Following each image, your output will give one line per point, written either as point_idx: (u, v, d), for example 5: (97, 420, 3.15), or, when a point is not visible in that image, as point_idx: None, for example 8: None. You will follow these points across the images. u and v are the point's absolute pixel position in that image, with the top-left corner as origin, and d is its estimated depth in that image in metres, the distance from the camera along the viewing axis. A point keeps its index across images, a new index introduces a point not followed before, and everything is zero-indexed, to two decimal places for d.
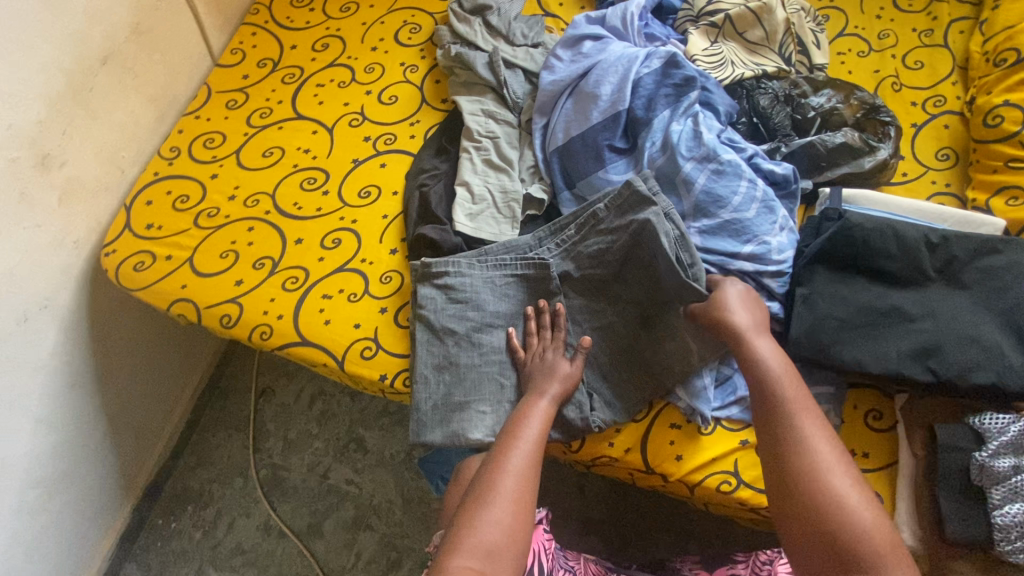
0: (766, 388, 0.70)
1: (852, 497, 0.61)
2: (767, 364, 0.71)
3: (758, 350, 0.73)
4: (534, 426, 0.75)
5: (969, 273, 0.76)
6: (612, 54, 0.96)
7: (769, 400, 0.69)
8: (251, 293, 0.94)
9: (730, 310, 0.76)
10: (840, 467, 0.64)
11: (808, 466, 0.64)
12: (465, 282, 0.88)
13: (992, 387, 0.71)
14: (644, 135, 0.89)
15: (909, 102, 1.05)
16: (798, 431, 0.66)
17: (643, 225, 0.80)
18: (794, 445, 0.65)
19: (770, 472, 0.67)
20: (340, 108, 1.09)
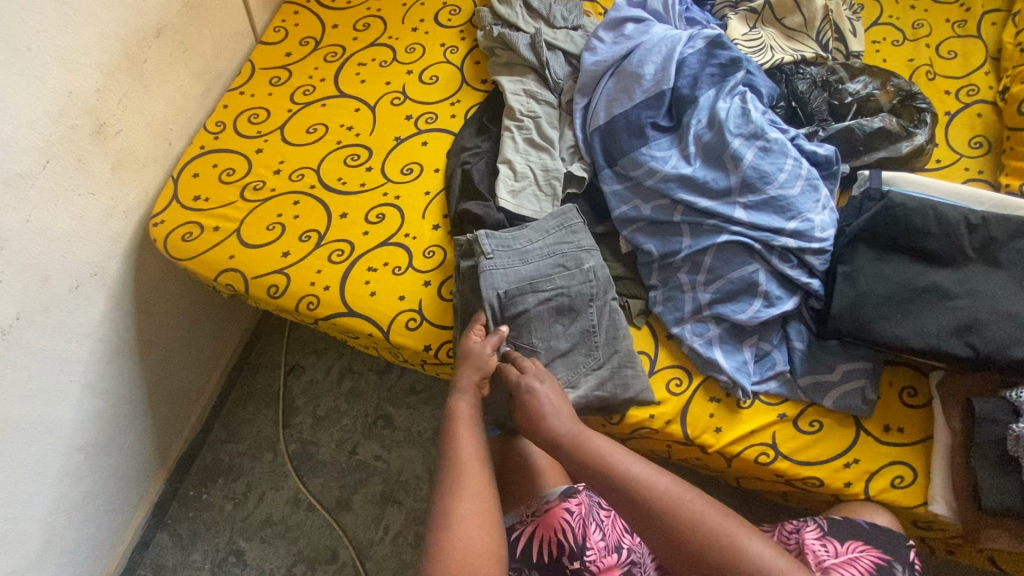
0: (613, 484, 0.69)
1: (739, 546, 0.63)
2: (603, 453, 0.71)
3: (582, 441, 0.72)
4: (462, 435, 0.76)
5: (1008, 253, 0.78)
6: (655, 36, 0.98)
7: (624, 488, 0.68)
8: (297, 265, 0.96)
9: (537, 415, 0.76)
10: (719, 520, 0.65)
11: (694, 540, 0.64)
12: (491, 263, 0.88)
13: None
14: (690, 112, 0.91)
15: (942, 90, 1.07)
16: (667, 509, 0.66)
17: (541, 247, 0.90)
18: (675, 526, 0.65)
19: (669, 552, 0.65)
20: (382, 87, 1.11)
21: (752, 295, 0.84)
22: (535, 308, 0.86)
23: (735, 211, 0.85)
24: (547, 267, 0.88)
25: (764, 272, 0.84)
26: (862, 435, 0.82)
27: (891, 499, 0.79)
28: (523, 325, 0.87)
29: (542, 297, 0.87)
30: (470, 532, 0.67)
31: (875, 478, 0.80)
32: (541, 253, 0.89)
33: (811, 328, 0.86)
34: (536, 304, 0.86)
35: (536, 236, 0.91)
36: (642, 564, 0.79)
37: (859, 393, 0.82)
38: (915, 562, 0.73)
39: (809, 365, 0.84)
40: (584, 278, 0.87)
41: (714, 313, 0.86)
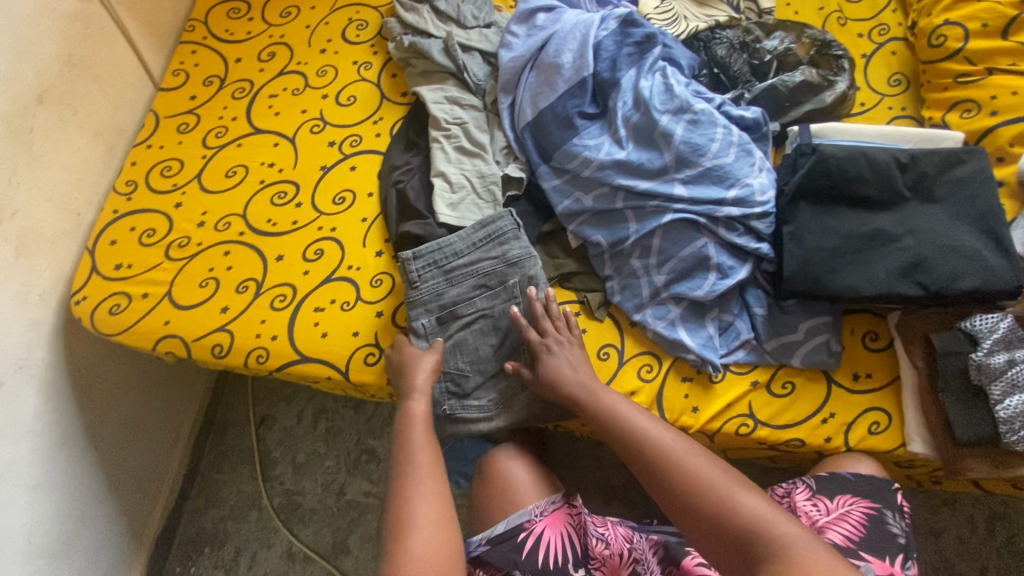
0: (621, 434, 0.74)
1: (731, 499, 0.63)
2: (614, 409, 0.76)
3: (596, 399, 0.77)
4: (417, 435, 0.77)
5: (941, 187, 0.80)
6: (567, 23, 0.95)
7: (632, 439, 0.72)
8: (239, 319, 0.91)
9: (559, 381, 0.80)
10: (718, 474, 0.66)
11: (689, 491, 0.66)
12: (419, 290, 0.88)
13: (978, 290, 0.73)
14: (614, 96, 0.89)
15: (855, 34, 1.08)
16: (664, 460, 0.69)
17: (472, 267, 0.88)
18: (672, 476, 0.67)
19: (660, 493, 0.68)
20: (298, 116, 1.06)
21: (705, 270, 0.84)
22: (458, 333, 0.88)
23: (674, 188, 0.83)
24: (471, 287, 0.88)
25: (712, 244, 0.84)
26: (834, 387, 0.82)
27: (869, 446, 0.80)
28: (451, 351, 0.87)
29: (465, 322, 0.88)
30: (428, 538, 0.66)
31: (853, 428, 0.80)
32: (466, 271, 0.88)
33: (768, 291, 0.85)
34: (462, 331, 0.88)
35: (463, 249, 0.89)
36: (645, 560, 0.75)
37: (824, 347, 0.82)
38: (902, 506, 0.75)
39: (771, 329, 0.84)
40: (507, 296, 0.87)
41: (672, 294, 0.85)
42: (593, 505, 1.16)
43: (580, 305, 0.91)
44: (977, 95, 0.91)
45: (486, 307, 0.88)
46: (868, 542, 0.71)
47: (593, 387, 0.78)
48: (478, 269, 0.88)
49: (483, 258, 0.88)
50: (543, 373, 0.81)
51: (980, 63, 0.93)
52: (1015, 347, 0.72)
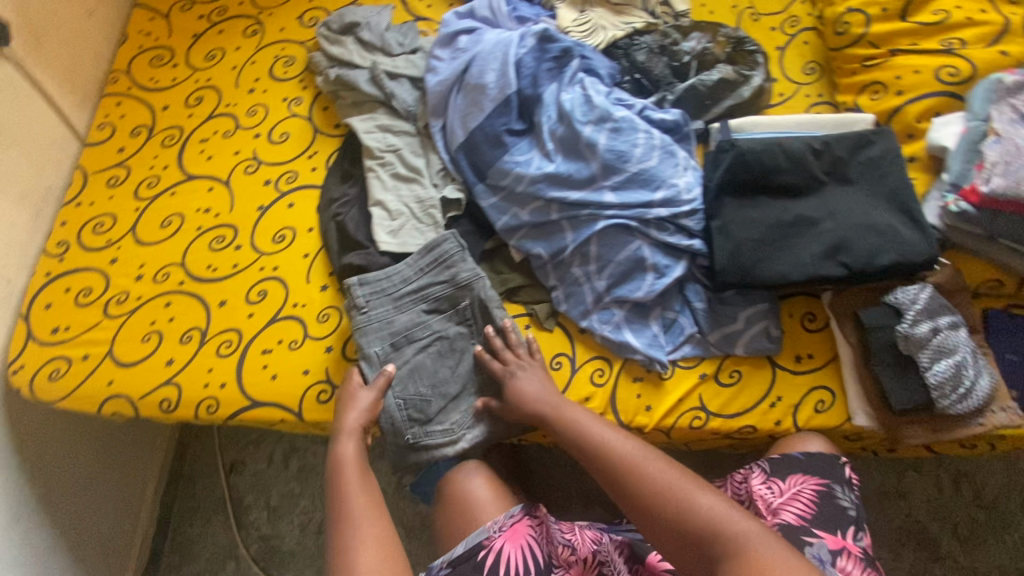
0: (582, 445, 0.74)
1: (692, 502, 0.64)
2: (579, 423, 0.76)
3: (559, 415, 0.78)
4: (353, 480, 0.77)
5: (855, 168, 0.83)
6: (487, 43, 0.97)
7: (597, 451, 0.73)
8: (186, 370, 0.90)
9: (523, 400, 0.81)
10: (676, 477, 0.67)
11: (649, 494, 0.67)
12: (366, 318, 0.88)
13: (897, 265, 0.76)
14: (538, 112, 0.91)
15: (769, 28, 1.12)
16: (627, 469, 0.70)
17: (422, 291, 0.89)
18: (634, 483, 0.68)
19: (623, 501, 0.69)
20: (231, 158, 1.05)
21: (643, 271, 0.86)
22: (413, 358, 0.88)
23: (604, 196, 0.86)
24: (423, 310, 0.89)
25: (647, 246, 0.86)
26: (778, 371, 0.84)
27: (817, 424, 0.82)
28: (407, 377, 0.87)
29: (420, 347, 0.88)
30: None
31: (800, 409, 0.83)
32: (415, 297, 0.89)
33: (706, 285, 0.87)
34: (417, 356, 0.88)
35: (410, 276, 0.89)
36: (612, 561, 0.77)
37: (764, 333, 0.85)
38: (849, 478, 0.79)
39: (713, 321, 0.86)
40: (460, 318, 0.89)
41: (615, 297, 0.87)
42: (572, 512, 1.17)
43: (529, 317, 0.92)
44: (883, 76, 0.93)
45: (439, 330, 0.89)
46: (820, 519, 0.75)
47: (552, 400, 0.79)
48: (427, 293, 0.89)
49: (432, 282, 0.89)
50: (507, 389, 0.82)
51: (883, 46, 0.95)
52: (938, 315, 0.75)
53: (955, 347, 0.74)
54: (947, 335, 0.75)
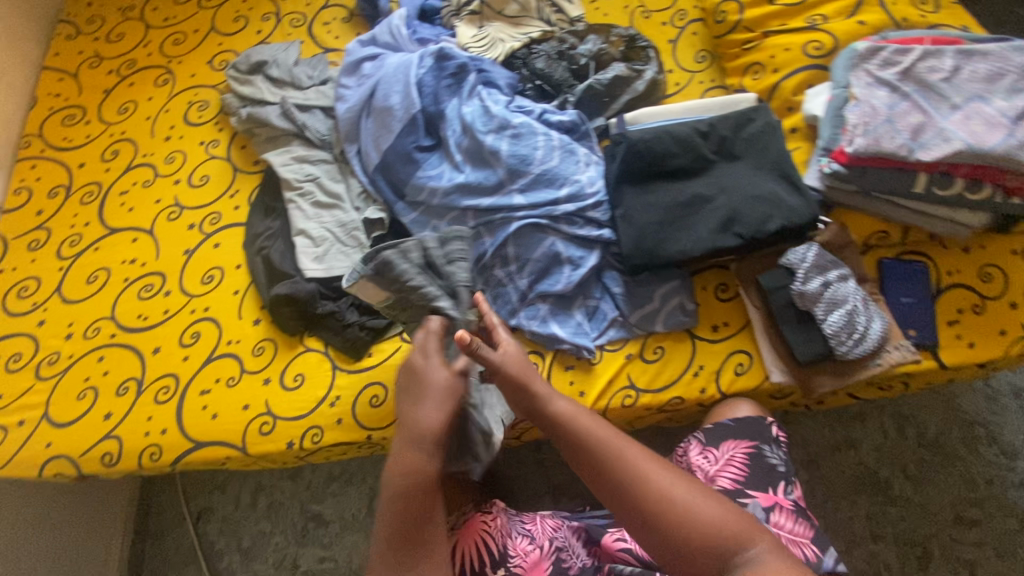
0: (590, 445, 0.67)
1: (717, 511, 0.61)
2: (584, 424, 0.68)
3: (558, 411, 0.70)
4: (423, 493, 0.66)
5: (740, 144, 0.89)
6: (389, 67, 1.01)
7: (600, 454, 0.66)
8: (125, 422, 0.91)
9: (521, 388, 0.71)
10: (688, 487, 0.63)
11: (660, 502, 0.62)
12: (410, 293, 0.81)
13: (784, 229, 0.82)
14: (443, 126, 0.96)
15: (660, 23, 1.19)
16: (637, 475, 0.64)
17: (394, 265, 0.79)
18: (644, 490, 0.63)
19: (626, 508, 0.64)
20: (152, 207, 1.06)
21: (560, 265, 0.91)
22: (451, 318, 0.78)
23: (513, 199, 0.90)
24: (354, 311, 0.94)
25: (560, 240, 0.90)
26: (698, 342, 0.89)
27: (739, 387, 0.87)
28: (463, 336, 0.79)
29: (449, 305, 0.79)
30: None
31: (722, 374, 0.87)
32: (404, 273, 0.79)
33: (621, 270, 0.92)
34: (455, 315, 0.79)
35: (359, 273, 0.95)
36: (570, 546, 0.83)
37: (680, 308, 0.90)
38: (777, 436, 0.83)
39: (632, 303, 0.91)
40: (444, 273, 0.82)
41: (538, 293, 0.91)
42: (542, 507, 1.19)
43: None
44: (760, 57, 1.00)
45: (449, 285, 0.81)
46: (751, 480, 0.79)
47: (556, 394, 0.71)
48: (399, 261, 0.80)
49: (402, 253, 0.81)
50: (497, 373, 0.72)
51: (757, 29, 1.02)
52: (827, 270, 0.81)
53: (845, 297, 0.80)
54: (836, 288, 0.80)
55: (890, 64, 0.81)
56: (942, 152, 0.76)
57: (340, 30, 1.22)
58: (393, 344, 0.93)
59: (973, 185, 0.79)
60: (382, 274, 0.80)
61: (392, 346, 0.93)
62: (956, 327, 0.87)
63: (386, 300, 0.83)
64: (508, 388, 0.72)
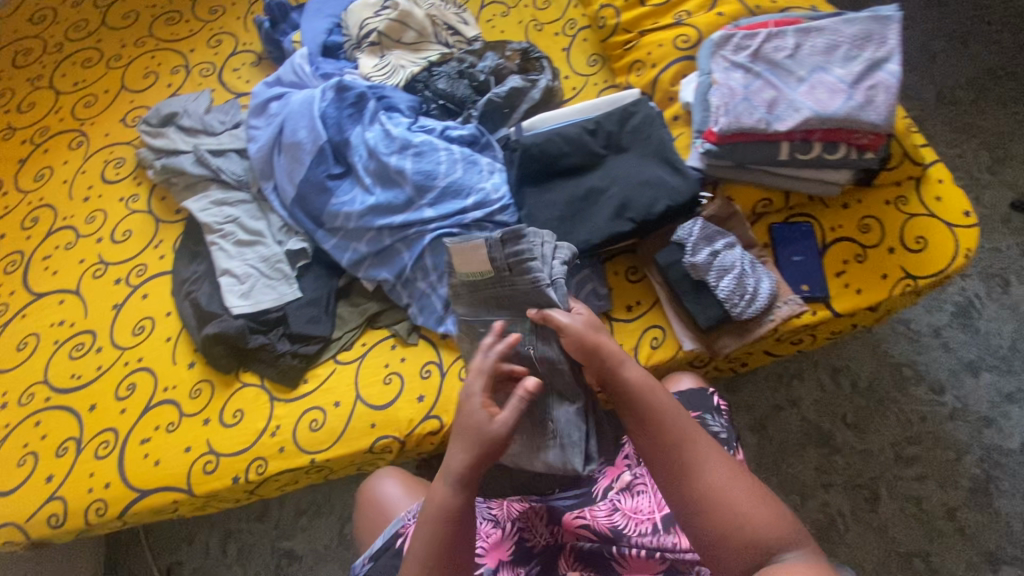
0: (660, 418, 0.66)
1: (765, 511, 0.60)
2: (657, 401, 0.67)
3: (629, 381, 0.69)
4: (443, 530, 0.63)
5: (626, 136, 0.96)
6: (294, 104, 1.05)
7: (665, 430, 0.65)
8: (67, 482, 0.92)
9: (593, 350, 0.71)
10: (746, 481, 0.63)
11: (720, 489, 0.62)
12: (511, 281, 0.82)
13: (670, 208, 0.89)
14: (350, 153, 1.00)
15: (553, 34, 1.25)
16: (700, 458, 0.64)
17: (508, 246, 0.80)
18: (704, 475, 0.63)
19: (683, 486, 0.63)
20: (77, 267, 1.08)
21: None
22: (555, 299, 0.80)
23: (423, 213, 0.94)
24: (285, 340, 0.97)
25: None
26: (614, 323, 0.95)
27: (657, 360, 0.92)
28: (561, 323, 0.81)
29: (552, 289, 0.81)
30: None
31: (639, 350, 0.92)
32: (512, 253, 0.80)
33: None
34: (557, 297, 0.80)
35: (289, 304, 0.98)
36: (533, 526, 0.81)
37: (594, 294, 0.95)
38: (718, 405, 0.86)
39: None
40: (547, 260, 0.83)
41: None
42: None
43: (394, 338, 0.99)
44: (638, 55, 1.08)
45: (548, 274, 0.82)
46: None
47: (628, 361, 0.70)
48: (515, 244, 0.80)
49: (515, 237, 0.80)
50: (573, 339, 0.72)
51: (633, 30, 1.10)
52: (714, 240, 0.88)
53: (732, 263, 0.87)
54: (723, 256, 0.87)
55: (742, 48, 0.89)
56: (795, 121, 0.83)
57: (250, 74, 1.26)
58: (327, 368, 0.97)
59: (829, 147, 0.86)
60: (506, 243, 0.80)
61: (326, 370, 0.97)
62: (844, 278, 0.95)
63: (484, 274, 0.84)
64: (579, 348, 0.71)
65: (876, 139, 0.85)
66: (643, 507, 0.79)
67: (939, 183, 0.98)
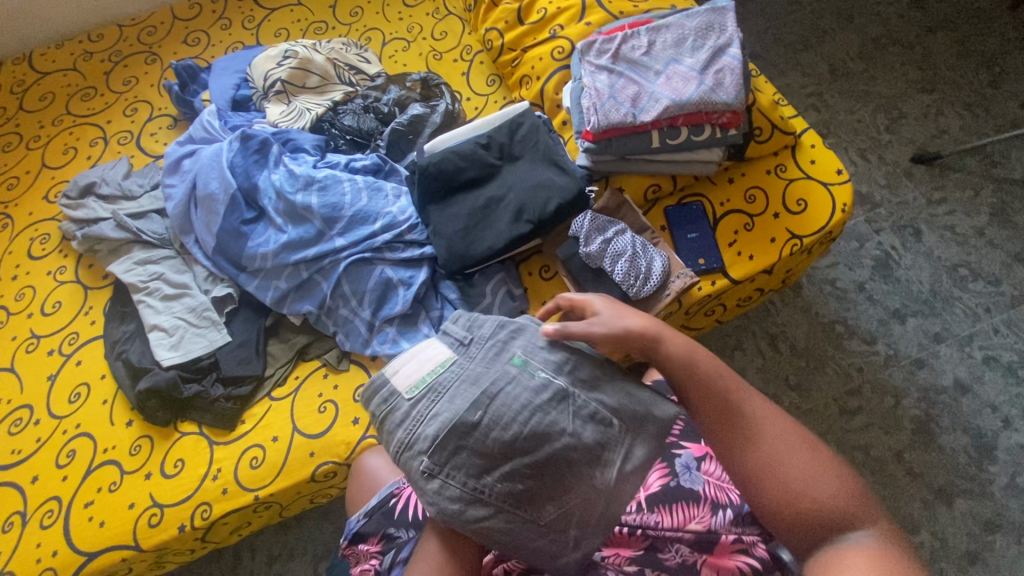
0: (706, 389, 0.63)
1: (829, 483, 0.56)
2: (702, 370, 0.64)
3: (671, 354, 0.64)
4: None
5: (517, 146, 1.03)
6: (204, 158, 1.10)
7: (712, 400, 0.62)
8: (13, 557, 0.93)
9: (632, 330, 0.65)
10: (806, 452, 0.58)
11: (778, 460, 0.57)
12: (482, 337, 0.67)
13: (562, 205, 0.96)
14: (260, 197, 1.04)
15: (452, 61, 1.31)
16: (752, 428, 0.60)
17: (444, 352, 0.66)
18: (759, 446, 0.59)
19: (737, 457, 0.59)
20: (10, 344, 1.09)
21: (394, 289, 0.99)
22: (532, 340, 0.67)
23: (333, 243, 0.99)
24: (219, 385, 1.00)
25: (387, 267, 0.99)
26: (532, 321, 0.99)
27: None
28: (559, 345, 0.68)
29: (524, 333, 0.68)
30: None
31: None
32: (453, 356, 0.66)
33: (455, 278, 1.01)
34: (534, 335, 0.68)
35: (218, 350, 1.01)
36: None
37: (509, 296, 1.00)
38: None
39: (469, 303, 1.00)
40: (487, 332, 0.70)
41: (382, 319, 0.98)
42: None
43: (326, 366, 1.02)
44: (525, 70, 1.16)
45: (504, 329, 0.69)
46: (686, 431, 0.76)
47: (669, 333, 0.65)
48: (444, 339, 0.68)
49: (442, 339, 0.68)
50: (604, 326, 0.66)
51: (518, 48, 1.18)
52: (606, 228, 0.96)
53: (623, 247, 0.94)
54: (615, 242, 0.95)
55: (603, 52, 0.98)
56: (658, 110, 0.91)
57: (167, 136, 1.31)
58: (262, 406, 1.00)
59: (696, 130, 0.94)
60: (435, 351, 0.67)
61: (261, 408, 0.99)
62: (736, 246, 0.99)
63: (433, 369, 0.65)
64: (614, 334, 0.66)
65: (734, 117, 0.93)
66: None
67: (813, 148, 1.05)
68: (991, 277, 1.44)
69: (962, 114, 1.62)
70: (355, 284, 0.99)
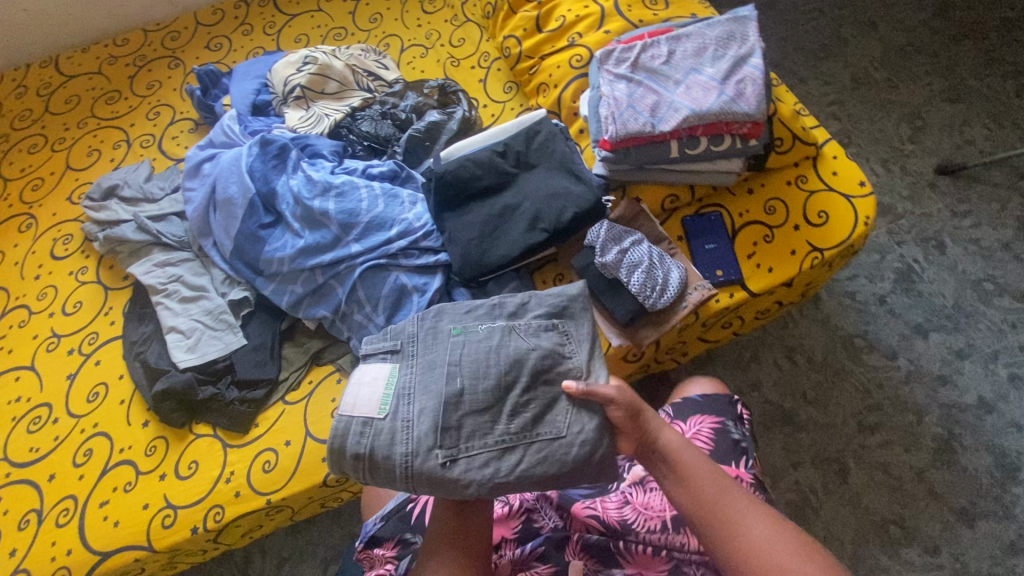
0: (693, 483, 0.62)
1: None
2: (691, 461, 0.63)
3: (665, 443, 0.64)
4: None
5: (534, 154, 1.02)
6: (223, 163, 1.11)
7: (698, 495, 0.61)
8: (29, 555, 0.94)
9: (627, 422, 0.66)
10: (794, 555, 0.56)
11: (763, 564, 0.55)
12: (409, 339, 0.72)
13: (578, 214, 0.95)
14: (278, 202, 1.05)
15: (470, 68, 1.31)
16: (739, 528, 0.58)
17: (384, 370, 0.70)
18: (744, 544, 0.57)
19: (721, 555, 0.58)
20: (31, 343, 1.11)
21: (409, 295, 0.99)
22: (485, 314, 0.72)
23: (349, 248, 0.99)
24: (234, 388, 1.00)
25: (402, 274, 0.99)
26: None
27: None
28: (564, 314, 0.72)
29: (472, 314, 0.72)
30: None
31: None
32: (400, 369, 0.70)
33: (469, 286, 1.00)
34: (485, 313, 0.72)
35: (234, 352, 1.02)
36: (542, 508, 0.76)
37: None
38: (741, 414, 0.85)
39: None
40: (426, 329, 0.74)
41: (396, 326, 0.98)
42: None
43: (340, 372, 1.02)
44: (542, 78, 1.15)
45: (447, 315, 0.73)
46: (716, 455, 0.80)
47: (664, 423, 0.66)
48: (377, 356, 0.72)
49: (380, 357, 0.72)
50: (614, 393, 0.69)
51: (536, 55, 1.18)
52: (623, 238, 0.95)
53: (641, 258, 0.93)
54: (632, 253, 0.94)
55: (622, 61, 0.97)
56: (678, 120, 0.90)
57: (188, 140, 1.33)
58: (276, 410, 1.00)
59: (716, 140, 0.93)
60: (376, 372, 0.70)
61: (275, 413, 1.00)
62: (755, 258, 0.98)
63: (386, 384, 0.69)
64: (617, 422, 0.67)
65: (755, 128, 0.91)
66: (655, 504, 0.74)
67: (834, 159, 1.03)
68: (1017, 293, 1.40)
69: (989, 125, 1.58)
70: (369, 289, 0.99)
